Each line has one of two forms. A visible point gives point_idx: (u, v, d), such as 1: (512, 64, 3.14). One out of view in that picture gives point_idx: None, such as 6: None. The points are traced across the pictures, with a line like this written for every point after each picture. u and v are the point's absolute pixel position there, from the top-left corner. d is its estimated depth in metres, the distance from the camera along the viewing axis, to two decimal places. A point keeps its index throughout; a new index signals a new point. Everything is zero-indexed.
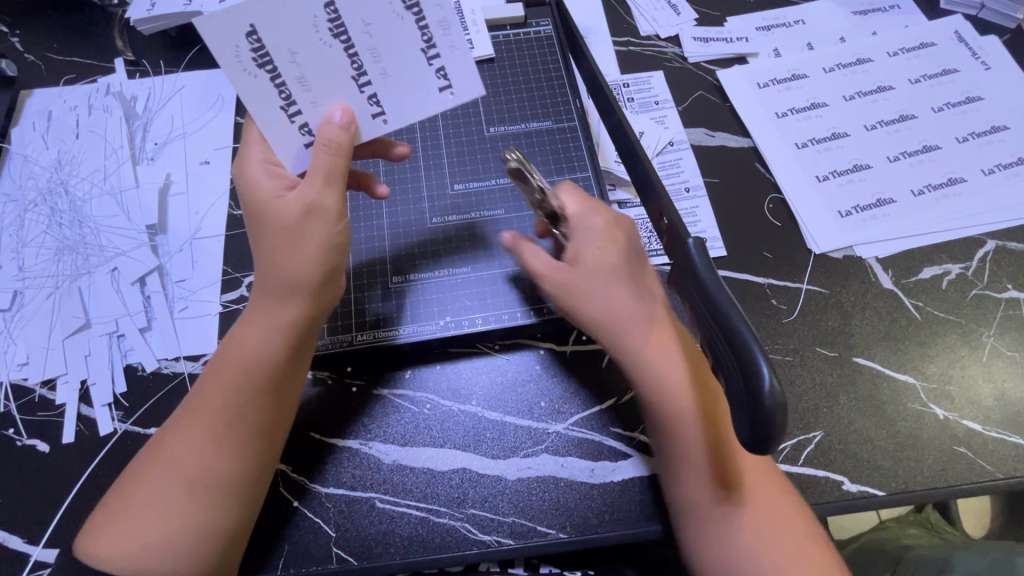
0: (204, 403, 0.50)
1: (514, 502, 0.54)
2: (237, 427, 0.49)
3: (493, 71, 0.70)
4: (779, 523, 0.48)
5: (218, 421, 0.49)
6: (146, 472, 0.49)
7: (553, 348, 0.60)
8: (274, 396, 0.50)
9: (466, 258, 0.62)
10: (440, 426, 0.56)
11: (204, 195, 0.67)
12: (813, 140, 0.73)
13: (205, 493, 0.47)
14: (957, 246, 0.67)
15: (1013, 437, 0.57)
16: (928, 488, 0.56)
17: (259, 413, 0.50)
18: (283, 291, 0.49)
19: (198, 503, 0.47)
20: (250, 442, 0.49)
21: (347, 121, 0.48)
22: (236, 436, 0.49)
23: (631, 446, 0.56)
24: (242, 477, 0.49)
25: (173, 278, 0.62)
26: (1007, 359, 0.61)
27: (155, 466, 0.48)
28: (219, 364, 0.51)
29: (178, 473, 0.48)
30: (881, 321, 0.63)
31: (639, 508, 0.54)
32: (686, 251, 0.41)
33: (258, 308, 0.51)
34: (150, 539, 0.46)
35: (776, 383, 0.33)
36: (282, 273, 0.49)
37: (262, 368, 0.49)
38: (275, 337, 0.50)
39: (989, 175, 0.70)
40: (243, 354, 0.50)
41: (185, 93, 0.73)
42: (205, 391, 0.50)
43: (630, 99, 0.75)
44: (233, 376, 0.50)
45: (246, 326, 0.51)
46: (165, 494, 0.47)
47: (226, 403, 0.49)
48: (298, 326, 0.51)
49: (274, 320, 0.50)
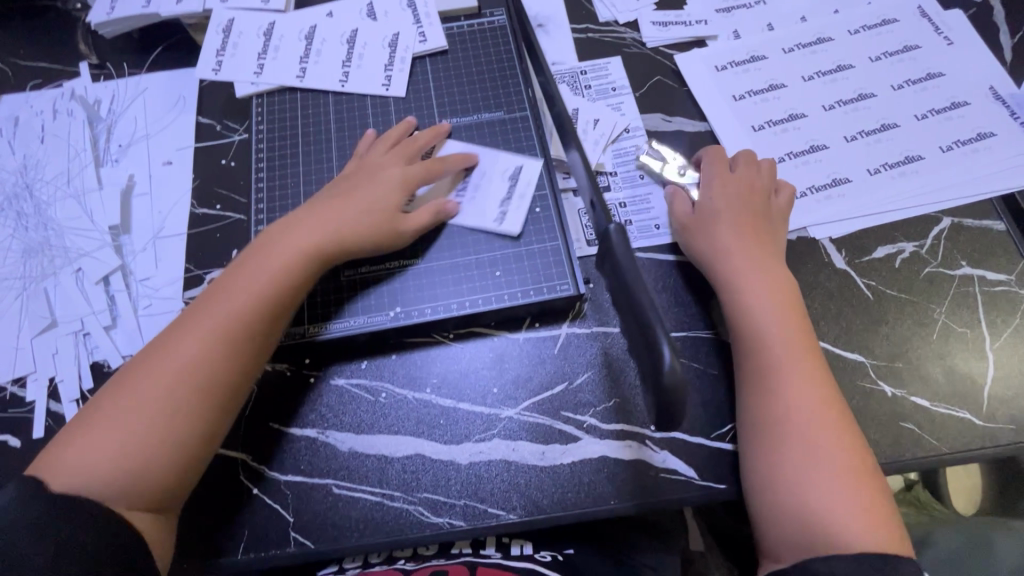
0: (196, 322, 0.53)
1: (466, 486, 0.56)
2: (228, 345, 0.52)
3: (447, 61, 0.71)
4: (827, 452, 0.51)
5: (209, 339, 0.52)
6: (126, 382, 0.51)
7: (505, 336, 0.61)
8: (270, 323, 0.54)
9: (419, 249, 0.63)
10: (395, 413, 0.58)
11: (167, 194, 0.68)
12: (769, 123, 0.73)
13: (186, 407, 0.50)
14: (912, 224, 0.67)
15: (961, 411, 0.58)
16: (874, 463, 0.57)
17: (252, 334, 0.53)
18: (315, 218, 0.58)
19: (189, 401, 0.51)
20: (236, 363, 0.53)
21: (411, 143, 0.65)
22: (234, 341, 0.53)
23: (581, 429, 0.57)
24: (221, 396, 0.52)
25: (137, 277, 0.64)
26: (958, 336, 0.61)
27: (152, 365, 0.52)
28: (220, 288, 0.55)
29: (161, 386, 0.50)
30: (833, 301, 0.63)
31: (587, 490, 0.55)
32: (609, 237, 0.44)
33: (277, 242, 0.57)
34: (137, 429, 0.49)
35: (676, 366, 0.36)
36: (331, 204, 0.59)
37: (272, 281, 0.55)
38: (287, 271, 0.56)
39: (946, 152, 0.70)
40: (256, 268, 0.56)
41: (148, 94, 0.74)
42: (197, 312, 0.54)
43: (588, 87, 0.75)
44: (233, 299, 0.54)
45: (262, 246, 0.57)
46: (144, 405, 0.50)
47: (222, 322, 0.53)
48: (313, 262, 0.57)
49: (304, 257, 0.57)
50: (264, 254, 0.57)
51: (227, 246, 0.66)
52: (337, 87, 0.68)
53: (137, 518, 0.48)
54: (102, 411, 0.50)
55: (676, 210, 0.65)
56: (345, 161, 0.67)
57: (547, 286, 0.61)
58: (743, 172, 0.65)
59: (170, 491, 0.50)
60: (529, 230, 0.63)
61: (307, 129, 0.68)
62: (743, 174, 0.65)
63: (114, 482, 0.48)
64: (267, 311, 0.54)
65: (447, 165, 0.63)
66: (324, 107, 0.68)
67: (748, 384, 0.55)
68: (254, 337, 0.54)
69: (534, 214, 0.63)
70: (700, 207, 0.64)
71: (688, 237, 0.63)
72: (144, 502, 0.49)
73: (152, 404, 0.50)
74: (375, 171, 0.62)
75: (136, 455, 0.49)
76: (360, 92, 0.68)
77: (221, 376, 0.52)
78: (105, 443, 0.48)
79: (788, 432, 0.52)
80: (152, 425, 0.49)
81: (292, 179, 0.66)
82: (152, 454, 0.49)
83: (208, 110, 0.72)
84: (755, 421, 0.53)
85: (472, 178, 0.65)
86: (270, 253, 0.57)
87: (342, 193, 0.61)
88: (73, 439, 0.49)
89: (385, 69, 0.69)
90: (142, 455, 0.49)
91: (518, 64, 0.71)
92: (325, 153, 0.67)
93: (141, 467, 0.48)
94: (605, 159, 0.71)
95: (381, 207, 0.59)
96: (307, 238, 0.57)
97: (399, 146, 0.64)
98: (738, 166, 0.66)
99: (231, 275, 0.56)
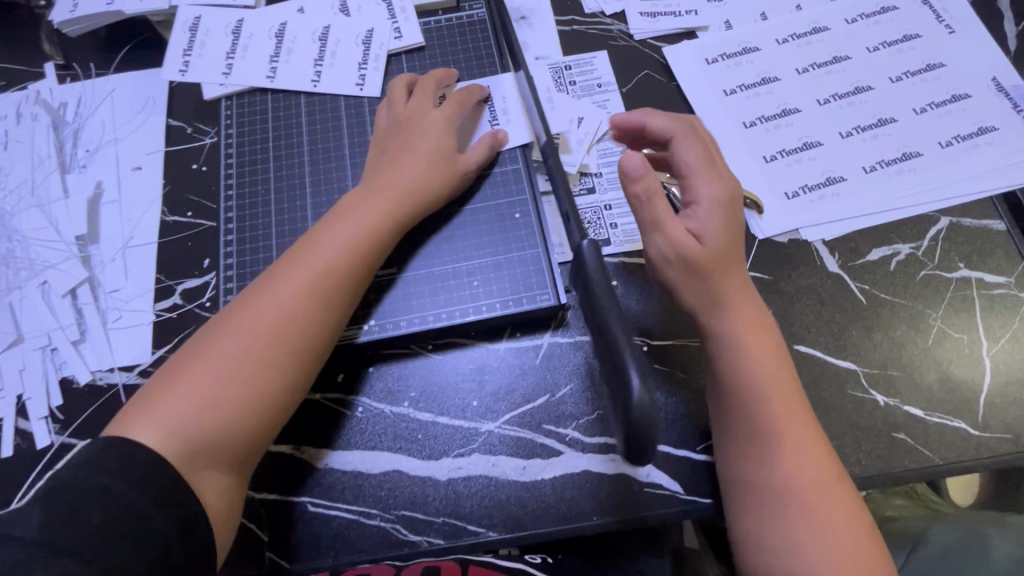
0: (274, 289, 0.52)
1: (444, 502, 0.54)
2: (309, 315, 0.52)
3: (423, 61, 0.69)
4: (819, 522, 0.48)
5: (289, 307, 0.51)
6: (205, 347, 0.50)
7: (486, 346, 0.59)
8: (351, 293, 0.54)
9: (395, 257, 0.61)
10: (372, 428, 0.57)
11: (136, 202, 0.66)
12: (761, 119, 0.70)
13: (268, 373, 0.50)
14: (908, 224, 0.64)
15: (955, 421, 0.56)
16: (865, 476, 0.55)
17: (332, 305, 0.53)
18: (383, 186, 0.58)
19: (273, 366, 0.50)
20: (318, 334, 0.52)
21: (414, 80, 0.66)
22: (319, 308, 0.52)
23: (562, 442, 0.56)
24: (301, 367, 0.51)
25: (106, 289, 0.62)
26: (954, 341, 0.59)
27: (234, 325, 0.51)
28: (296, 255, 0.54)
29: (240, 351, 0.50)
30: (825, 307, 0.61)
31: (568, 506, 0.54)
32: (582, 252, 0.42)
33: (352, 210, 0.56)
34: (220, 391, 0.49)
35: (644, 395, 0.34)
36: (397, 170, 0.58)
37: (358, 248, 0.54)
38: (365, 240, 0.55)
39: (946, 148, 0.67)
40: (337, 235, 0.55)
41: (115, 96, 0.71)
42: (275, 278, 0.53)
43: (572, 82, 0.72)
44: (313, 267, 0.53)
45: (337, 216, 0.56)
46: (225, 368, 0.49)
47: (301, 292, 0.52)
48: (391, 233, 0.57)
49: (381, 224, 0.56)
50: (339, 222, 0.56)
51: (199, 255, 0.63)
52: (309, 88, 0.66)
53: (207, 482, 0.48)
54: (178, 371, 0.49)
55: (670, 229, 0.52)
56: (317, 166, 0.64)
57: (527, 296, 0.59)
58: (723, 167, 0.55)
59: (241, 458, 0.50)
60: (509, 237, 0.61)
61: (278, 133, 0.65)
62: (727, 172, 0.55)
63: (192, 445, 0.47)
64: (347, 283, 0.54)
65: (471, 95, 0.65)
66: (295, 109, 0.66)
67: (738, 441, 0.51)
68: (334, 307, 0.53)
69: (515, 220, 0.62)
70: (699, 228, 0.53)
71: (687, 267, 0.52)
72: (220, 466, 0.48)
73: (234, 369, 0.49)
74: (415, 122, 0.62)
75: (216, 418, 0.48)
76: (333, 93, 0.66)
77: (304, 342, 0.51)
78: (185, 404, 0.48)
79: (775, 496, 0.49)
80: (234, 390, 0.49)
81: (263, 185, 0.64)
82: (234, 417, 0.49)
83: (178, 112, 0.69)
84: (742, 483, 0.50)
85: (495, 105, 0.66)
86: (346, 221, 0.55)
87: (393, 155, 0.60)
88: (151, 400, 0.48)
89: (359, 67, 0.67)
90: (225, 417, 0.48)
91: (500, 65, 0.69)
92: (297, 156, 0.65)
93: (218, 430, 0.48)
94: (590, 159, 0.68)
95: (438, 152, 0.60)
96: (383, 205, 0.57)
97: (420, 90, 0.64)
98: (716, 155, 0.56)
99: (307, 242, 0.55)
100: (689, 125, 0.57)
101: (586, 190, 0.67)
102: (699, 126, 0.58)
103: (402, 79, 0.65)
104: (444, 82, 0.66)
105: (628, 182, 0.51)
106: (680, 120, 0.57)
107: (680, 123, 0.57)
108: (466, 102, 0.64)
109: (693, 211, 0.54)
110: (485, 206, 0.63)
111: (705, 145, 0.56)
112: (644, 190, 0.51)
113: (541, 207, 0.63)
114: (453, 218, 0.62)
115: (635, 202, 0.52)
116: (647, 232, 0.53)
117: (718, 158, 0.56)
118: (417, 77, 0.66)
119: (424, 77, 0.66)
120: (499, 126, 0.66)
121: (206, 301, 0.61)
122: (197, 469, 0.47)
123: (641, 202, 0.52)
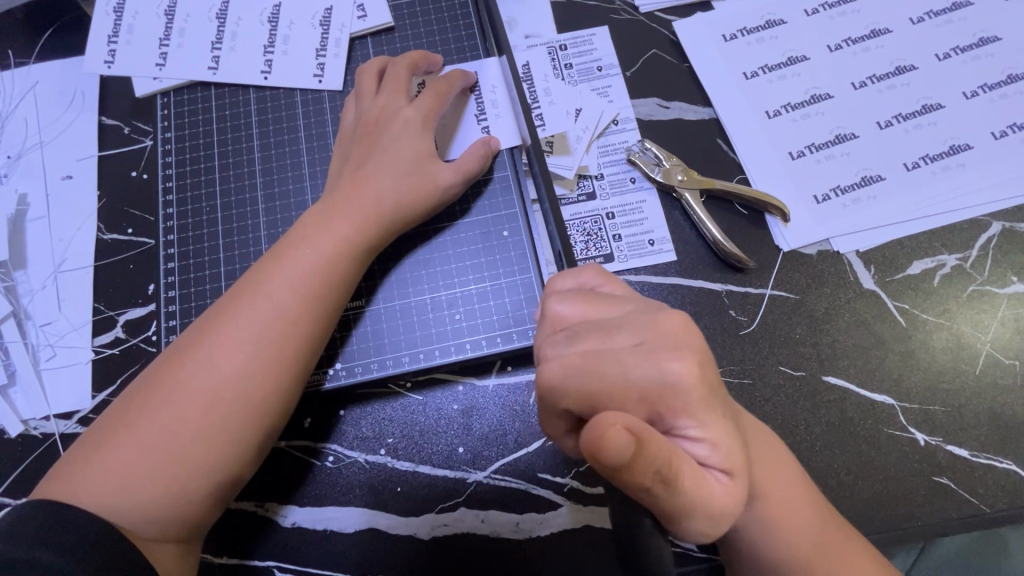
0: (227, 326, 0.44)
1: (429, 564, 0.48)
2: (273, 355, 0.44)
3: (393, 51, 0.60)
4: None
5: (247, 347, 0.43)
6: (151, 391, 0.42)
7: (471, 382, 0.52)
8: (324, 325, 0.46)
9: (366, 283, 0.54)
10: (344, 484, 0.50)
11: (67, 218, 0.57)
12: (786, 107, 0.60)
13: (224, 426, 0.42)
14: (955, 231, 0.56)
15: (1006, 462, 0.49)
16: (902, 527, 0.48)
17: (297, 343, 0.45)
18: (351, 198, 0.49)
19: (231, 415, 0.42)
20: (283, 376, 0.44)
21: (385, 66, 0.56)
22: (283, 344, 0.44)
23: (561, 494, 0.49)
24: (263, 416, 0.43)
25: (37, 323, 0.54)
26: (1005, 369, 0.52)
27: (183, 366, 0.43)
28: (254, 280, 0.46)
29: (189, 401, 0.42)
30: (859, 330, 0.53)
31: (569, 566, 0.48)
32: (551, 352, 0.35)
33: (312, 229, 0.48)
34: (170, 444, 0.41)
35: None
36: (362, 178, 0.50)
37: (327, 268, 0.47)
38: (330, 265, 0.47)
39: (999, 140, 0.57)
40: (303, 255, 0.46)
41: (37, 90, 0.61)
42: (227, 312, 0.44)
43: (568, 66, 0.62)
44: (270, 301, 0.45)
45: (303, 232, 0.48)
46: (172, 422, 0.41)
47: (260, 329, 0.44)
48: (359, 256, 0.49)
49: (347, 247, 0.48)
50: (299, 244, 0.47)
51: (141, 281, 0.55)
52: (260, 81, 0.58)
53: (159, 551, 0.40)
54: (117, 424, 0.41)
55: (711, 502, 0.32)
56: (270, 177, 0.56)
57: (517, 330, 0.52)
58: (623, 359, 0.33)
59: (199, 522, 0.42)
60: (495, 259, 0.54)
61: (225, 137, 0.58)
62: (632, 371, 0.33)
63: (140, 513, 0.40)
64: (313, 317, 0.46)
65: (453, 84, 0.55)
66: (244, 106, 0.58)
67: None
68: (300, 344, 0.45)
69: (502, 239, 0.55)
70: (717, 456, 0.33)
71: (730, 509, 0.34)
72: (175, 532, 0.41)
73: (183, 422, 0.41)
74: (383, 121, 0.52)
75: (165, 480, 0.40)
76: (287, 85, 0.58)
77: (267, 386, 0.43)
78: (125, 466, 0.40)
79: None
80: (183, 447, 0.41)
81: (209, 201, 0.56)
82: (188, 478, 0.41)
83: (112, 109, 0.60)
84: None
85: (483, 95, 0.57)
86: (308, 243, 0.47)
87: (357, 163, 0.51)
88: (86, 459, 0.40)
89: (317, 55, 0.59)
90: (178, 475, 0.41)
91: (484, 51, 0.60)
92: (247, 165, 0.57)
93: (167, 494, 0.40)
94: (589, 160, 0.59)
95: (413, 157, 0.51)
96: (348, 222, 0.48)
97: (391, 79, 0.54)
98: (605, 346, 0.34)
99: (260, 269, 0.46)
100: (543, 368, 0.34)
101: (584, 196, 0.58)
102: (555, 348, 0.35)
103: (371, 65, 0.56)
104: (423, 66, 0.56)
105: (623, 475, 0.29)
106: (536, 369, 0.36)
107: (544, 372, 0.34)
108: (447, 93, 0.54)
109: (687, 440, 0.33)
110: (469, 221, 0.55)
111: (576, 363, 0.34)
112: (648, 484, 0.30)
113: (531, 219, 0.55)
114: (432, 236, 0.55)
115: (647, 494, 0.30)
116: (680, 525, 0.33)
117: (604, 352, 0.34)
118: (388, 63, 0.56)
119: (398, 59, 0.56)
120: (486, 123, 0.56)
121: (151, 335, 0.53)
122: (147, 538, 0.40)
123: (657, 493, 0.30)
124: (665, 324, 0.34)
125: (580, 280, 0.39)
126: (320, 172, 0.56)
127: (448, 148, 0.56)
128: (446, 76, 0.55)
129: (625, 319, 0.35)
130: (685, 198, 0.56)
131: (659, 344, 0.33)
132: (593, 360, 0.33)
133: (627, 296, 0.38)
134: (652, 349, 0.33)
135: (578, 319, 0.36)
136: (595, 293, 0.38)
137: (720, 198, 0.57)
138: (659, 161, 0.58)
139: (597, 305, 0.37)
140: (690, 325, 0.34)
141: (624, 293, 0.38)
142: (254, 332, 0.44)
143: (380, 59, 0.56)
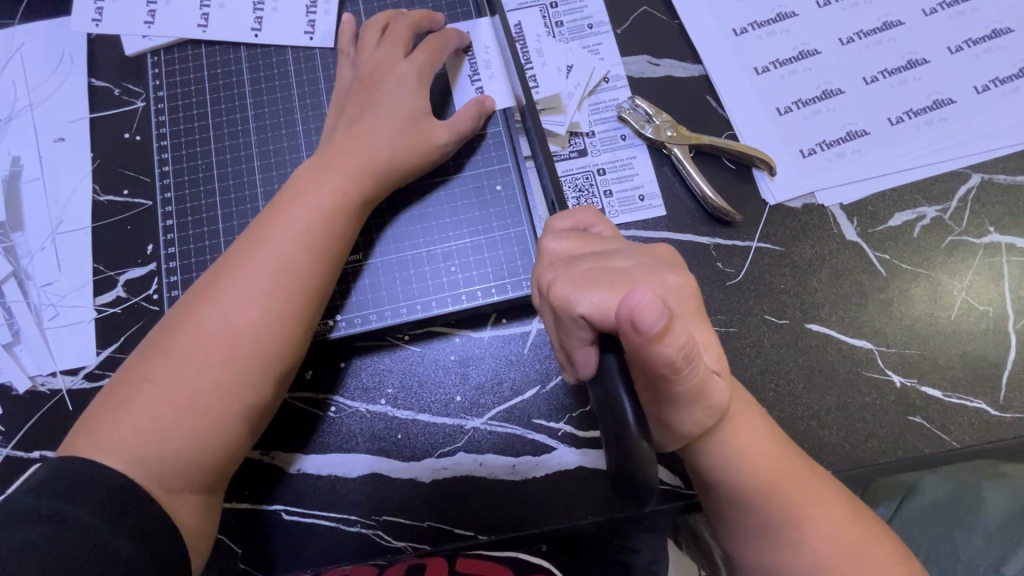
0: (232, 282, 0.45)
1: (430, 505, 0.51)
2: (279, 309, 0.45)
3: (384, 7, 0.60)
4: None
5: (257, 302, 0.44)
6: (164, 347, 0.44)
7: (468, 333, 0.54)
8: (327, 281, 0.48)
9: (362, 239, 0.55)
10: (347, 431, 0.52)
11: (63, 180, 0.57)
12: (775, 63, 0.61)
13: (239, 379, 0.43)
14: (935, 183, 0.57)
15: (975, 401, 0.52)
16: (877, 463, 0.51)
17: (306, 298, 0.46)
18: (342, 156, 0.50)
19: (243, 367, 0.43)
20: (290, 329, 0.45)
21: (389, 21, 0.56)
22: (291, 299, 0.45)
23: (554, 438, 0.51)
24: (275, 368, 0.45)
25: (39, 283, 0.55)
26: (978, 315, 0.54)
27: (194, 323, 0.44)
28: (256, 237, 0.47)
29: (203, 356, 0.43)
30: (840, 279, 0.55)
31: (565, 504, 0.50)
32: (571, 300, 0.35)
33: (308, 185, 0.49)
34: (189, 397, 0.42)
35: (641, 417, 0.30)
36: (357, 138, 0.50)
37: (327, 225, 0.47)
38: (326, 220, 0.48)
39: (981, 94, 0.59)
40: (303, 212, 0.47)
41: (24, 51, 0.60)
42: (231, 269, 0.46)
43: (558, 23, 0.62)
44: (274, 257, 0.46)
45: (301, 191, 0.48)
46: (187, 376, 0.42)
47: (267, 282, 0.45)
48: (355, 211, 0.49)
49: (344, 200, 0.48)
50: (297, 201, 0.48)
51: (140, 242, 0.56)
52: (250, 38, 0.58)
53: (181, 505, 0.42)
54: (136, 381, 0.43)
55: (710, 399, 0.34)
56: (265, 136, 0.57)
57: (512, 282, 0.54)
58: (627, 273, 0.36)
59: (217, 473, 0.44)
60: (489, 213, 0.55)
61: (217, 96, 0.58)
62: (636, 279, 0.36)
63: (163, 464, 0.41)
64: (317, 270, 0.47)
65: (447, 41, 0.55)
66: (235, 63, 0.58)
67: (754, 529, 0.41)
68: (305, 298, 0.46)
69: (496, 194, 0.56)
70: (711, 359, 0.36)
71: (713, 410, 0.35)
72: (194, 484, 0.42)
73: (199, 377, 0.43)
74: (380, 74, 0.53)
75: (184, 433, 0.42)
76: (278, 43, 0.58)
77: (275, 339, 0.45)
78: (147, 421, 0.41)
79: None
80: (201, 400, 0.42)
81: (204, 160, 0.56)
82: (205, 430, 0.42)
83: (101, 70, 0.59)
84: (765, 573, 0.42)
85: (475, 56, 0.58)
86: (305, 199, 0.48)
87: (353, 118, 0.52)
88: (107, 415, 0.42)
89: (307, 12, 0.59)
90: (195, 427, 0.42)
91: (475, 10, 0.60)
92: (241, 123, 0.57)
93: (185, 447, 0.42)
94: (581, 117, 0.60)
95: (409, 114, 0.52)
96: (343, 178, 0.49)
97: (393, 34, 0.55)
98: (606, 266, 0.37)
99: (258, 226, 0.47)
100: (551, 289, 0.36)
101: (576, 153, 0.59)
102: (557, 273, 0.37)
103: (380, 17, 0.56)
104: (425, 26, 0.57)
105: (654, 347, 0.30)
106: (545, 301, 0.38)
107: (554, 292, 0.36)
108: (442, 49, 0.55)
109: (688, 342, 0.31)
110: (463, 176, 0.56)
111: (583, 278, 0.36)
112: (674, 363, 0.31)
113: (524, 175, 0.56)
114: (428, 192, 0.56)
115: (671, 376, 0.31)
116: (677, 418, 0.34)
117: (609, 268, 0.37)
118: (393, 18, 0.56)
119: (401, 16, 0.56)
120: (480, 83, 0.57)
121: (153, 293, 0.54)
122: (170, 490, 0.41)
123: (678, 369, 0.31)
124: (655, 250, 0.39)
125: (577, 219, 0.41)
126: (313, 130, 0.57)
127: (449, 108, 0.57)
128: (441, 33, 0.56)
129: (616, 248, 0.39)
130: (675, 153, 0.57)
131: (655, 262, 0.38)
132: (599, 274, 0.36)
133: (615, 236, 0.41)
134: (650, 265, 0.37)
135: (572, 250, 0.39)
136: (587, 232, 0.41)
137: (709, 154, 0.58)
138: (649, 117, 0.58)
139: (589, 242, 0.39)
140: (673, 254, 0.40)
141: (613, 235, 0.41)
142: (261, 288, 0.45)
143: (382, 15, 0.56)
